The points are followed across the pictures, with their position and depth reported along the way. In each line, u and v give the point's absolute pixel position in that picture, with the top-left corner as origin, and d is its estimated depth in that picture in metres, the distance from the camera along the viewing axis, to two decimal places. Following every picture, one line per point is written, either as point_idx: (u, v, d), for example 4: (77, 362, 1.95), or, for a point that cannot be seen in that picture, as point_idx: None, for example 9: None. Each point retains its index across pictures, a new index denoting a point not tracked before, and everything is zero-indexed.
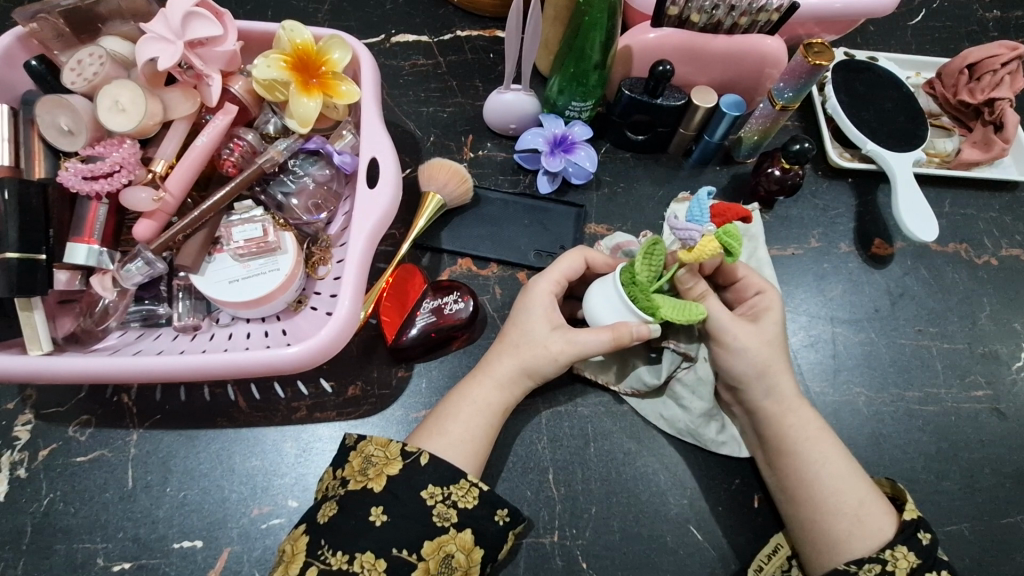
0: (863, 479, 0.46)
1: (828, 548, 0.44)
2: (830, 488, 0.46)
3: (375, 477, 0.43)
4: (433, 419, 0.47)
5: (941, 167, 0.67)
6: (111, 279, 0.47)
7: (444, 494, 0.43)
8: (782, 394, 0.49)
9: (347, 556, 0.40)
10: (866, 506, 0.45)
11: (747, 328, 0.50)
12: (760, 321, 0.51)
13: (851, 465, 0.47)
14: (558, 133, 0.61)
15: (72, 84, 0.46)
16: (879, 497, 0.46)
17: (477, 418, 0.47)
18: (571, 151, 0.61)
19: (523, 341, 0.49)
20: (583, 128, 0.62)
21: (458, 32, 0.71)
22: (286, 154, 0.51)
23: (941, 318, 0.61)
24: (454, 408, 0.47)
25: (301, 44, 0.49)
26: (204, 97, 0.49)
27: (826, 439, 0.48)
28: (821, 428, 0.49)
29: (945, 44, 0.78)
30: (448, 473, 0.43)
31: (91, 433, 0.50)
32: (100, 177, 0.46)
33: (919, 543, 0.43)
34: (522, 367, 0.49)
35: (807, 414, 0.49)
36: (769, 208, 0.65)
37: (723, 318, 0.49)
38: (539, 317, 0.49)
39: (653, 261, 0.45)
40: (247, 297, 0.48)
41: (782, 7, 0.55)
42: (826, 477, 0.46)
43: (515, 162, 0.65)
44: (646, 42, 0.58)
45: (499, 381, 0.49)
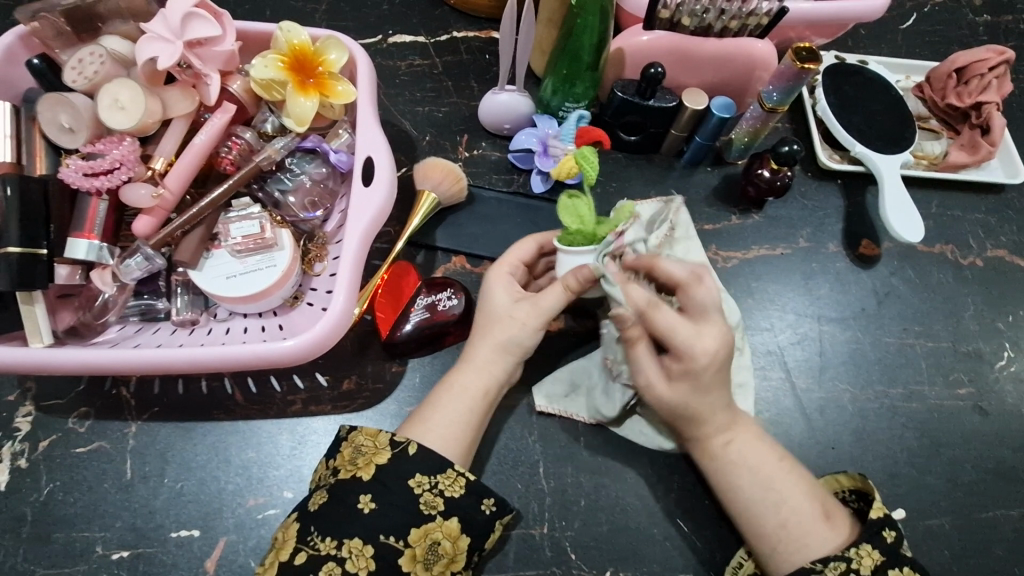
0: (793, 499, 0.46)
1: (767, 560, 0.46)
2: (755, 510, 0.46)
3: (364, 466, 0.44)
4: (421, 411, 0.49)
5: (929, 169, 0.68)
6: (111, 274, 0.48)
7: (431, 483, 0.44)
8: (697, 438, 0.49)
9: (336, 542, 0.41)
10: (787, 527, 0.45)
11: (658, 390, 0.48)
12: (672, 380, 0.48)
13: (777, 489, 0.46)
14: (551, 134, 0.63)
15: (74, 82, 0.47)
16: (813, 514, 0.45)
17: (466, 406, 0.48)
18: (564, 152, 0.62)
19: (493, 318, 0.51)
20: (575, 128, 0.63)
21: (454, 33, 0.72)
22: (283, 152, 0.52)
23: (927, 318, 0.62)
24: (438, 400, 0.49)
25: (297, 44, 0.50)
26: (202, 96, 0.50)
27: (747, 464, 0.47)
28: (738, 457, 0.47)
29: (935, 48, 0.80)
30: (436, 464, 0.44)
31: (90, 424, 0.51)
32: (100, 174, 0.46)
33: (883, 540, 0.44)
34: (496, 343, 0.50)
35: (719, 445, 0.48)
36: (757, 211, 0.66)
37: (640, 378, 0.49)
38: (502, 293, 0.51)
39: (575, 209, 0.49)
40: (244, 292, 0.50)
41: (772, 11, 0.56)
42: (745, 498, 0.47)
43: (509, 161, 0.66)
44: (639, 44, 0.59)
45: (483, 371, 0.50)
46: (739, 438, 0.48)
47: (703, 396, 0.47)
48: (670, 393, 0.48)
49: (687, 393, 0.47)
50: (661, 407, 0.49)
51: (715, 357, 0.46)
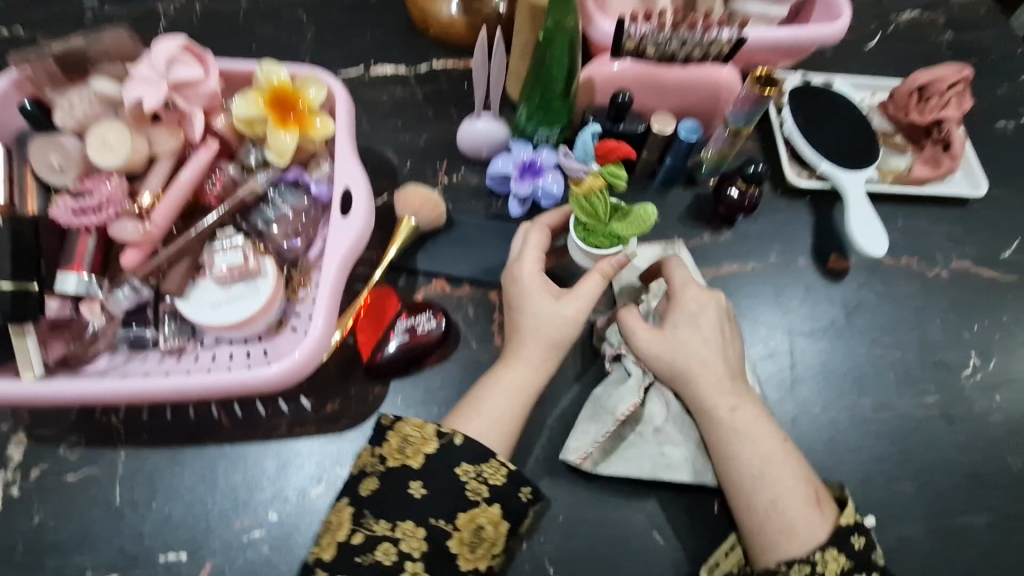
0: (791, 478, 0.49)
1: (757, 540, 0.49)
2: (753, 484, 0.50)
3: (412, 456, 0.48)
4: (467, 404, 0.52)
5: (895, 183, 0.71)
6: (99, 306, 0.50)
7: (476, 471, 0.48)
8: (698, 390, 0.53)
9: (390, 524, 0.46)
10: (781, 502, 0.48)
11: (649, 338, 0.54)
12: (668, 324, 0.55)
13: (774, 463, 0.50)
14: (527, 158, 0.65)
15: (63, 123, 0.50)
16: (805, 494, 0.49)
17: (513, 401, 0.52)
18: (539, 175, 0.65)
19: (537, 321, 0.54)
20: (550, 153, 0.66)
21: (434, 62, 0.76)
22: (266, 184, 0.55)
23: (896, 329, 0.64)
24: (488, 395, 0.52)
25: (276, 82, 0.52)
26: (188, 134, 0.52)
27: (749, 434, 0.51)
28: (739, 423, 0.52)
29: (899, 66, 0.83)
30: (479, 453, 0.48)
31: (81, 452, 0.52)
32: (89, 212, 0.49)
33: (850, 547, 0.47)
34: (547, 344, 0.54)
35: (724, 411, 0.52)
36: (730, 227, 0.68)
37: (632, 325, 0.55)
38: (540, 294, 0.54)
39: (589, 208, 0.56)
40: (228, 320, 0.51)
41: (732, 40, 0.59)
42: (747, 476, 0.50)
43: (488, 187, 0.68)
44: (608, 73, 0.62)
45: (533, 360, 0.54)
46: (744, 406, 0.53)
47: (699, 328, 0.55)
48: (662, 336, 0.55)
49: (686, 329, 0.55)
50: (655, 355, 0.54)
51: (707, 299, 0.56)
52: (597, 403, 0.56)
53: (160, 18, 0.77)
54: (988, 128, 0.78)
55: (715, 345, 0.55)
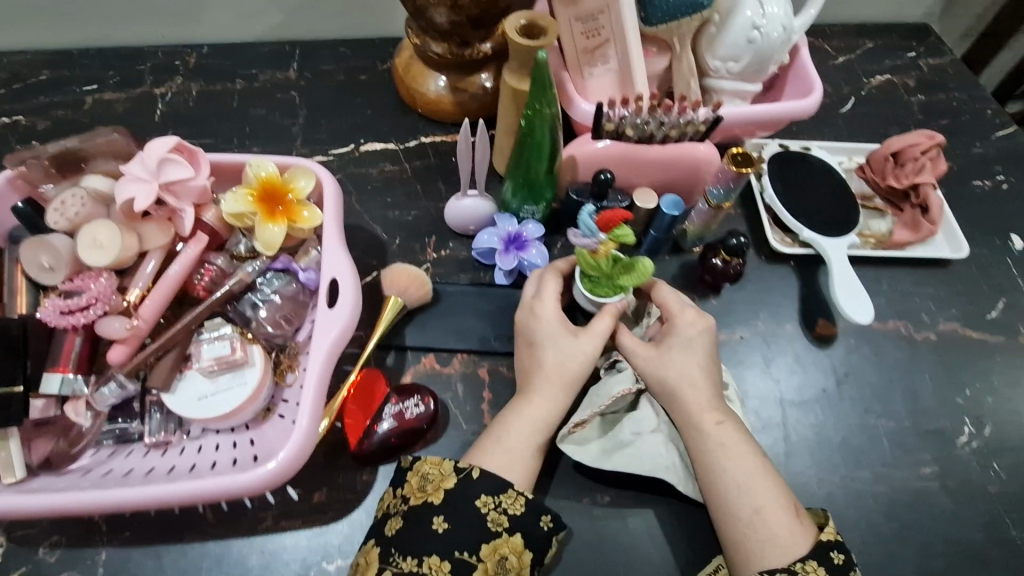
0: (770, 491, 0.50)
1: (737, 552, 0.49)
2: (738, 504, 0.50)
3: (433, 492, 0.48)
4: (485, 441, 0.53)
5: (877, 247, 0.72)
6: (84, 404, 0.50)
7: (495, 502, 0.48)
8: (688, 408, 0.54)
9: (416, 560, 0.46)
10: (762, 513, 0.49)
11: (646, 355, 0.57)
12: (661, 346, 0.57)
13: (758, 478, 0.50)
14: (511, 231, 0.67)
15: (55, 224, 0.51)
16: (787, 510, 0.49)
17: (531, 433, 0.53)
18: (524, 248, 0.66)
19: (557, 362, 0.55)
20: (535, 226, 0.68)
21: (422, 138, 0.79)
22: (254, 274, 0.55)
23: (887, 396, 0.64)
24: (505, 425, 0.53)
25: (266, 176, 0.54)
26: (178, 228, 0.53)
27: (732, 448, 0.52)
28: (726, 437, 0.52)
29: (874, 128, 0.86)
30: (498, 484, 0.49)
31: (61, 553, 0.51)
32: (76, 311, 0.49)
33: (831, 561, 0.47)
34: (563, 381, 0.55)
35: (710, 426, 0.53)
36: (716, 295, 0.69)
37: (630, 345, 0.57)
38: (556, 328, 0.56)
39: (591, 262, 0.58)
40: (215, 413, 0.51)
41: (708, 119, 0.61)
42: (728, 487, 0.50)
43: (474, 258, 0.69)
44: (589, 151, 0.63)
45: (552, 396, 0.54)
46: (730, 421, 0.54)
47: (690, 354, 0.56)
48: (658, 354, 0.56)
49: (675, 352, 0.56)
50: (649, 370, 0.56)
51: (699, 326, 0.58)
52: (591, 399, 0.59)
53: (158, 102, 0.80)
54: (965, 187, 0.80)
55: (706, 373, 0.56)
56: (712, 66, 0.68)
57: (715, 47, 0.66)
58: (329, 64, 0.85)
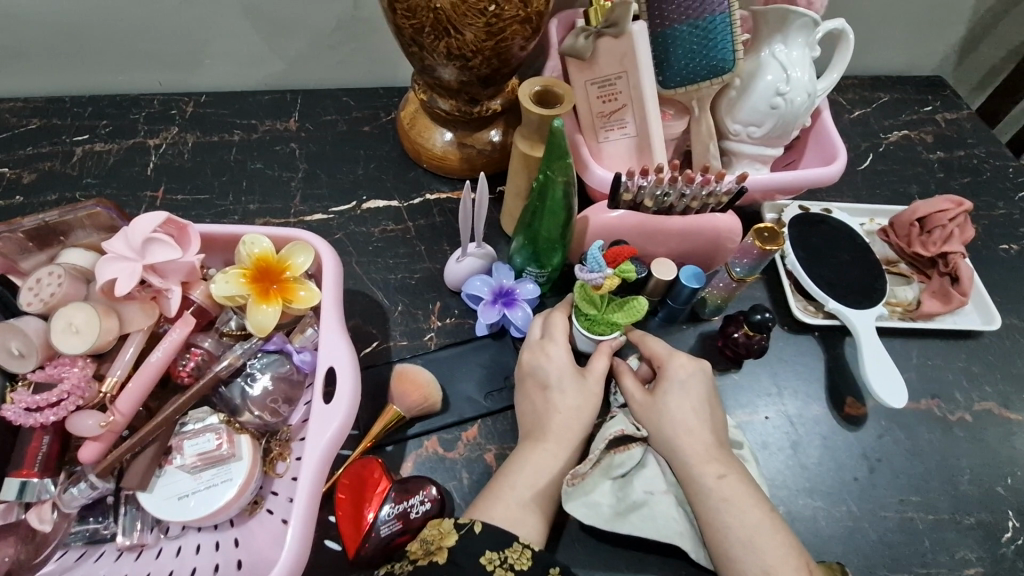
0: (778, 550, 0.47)
1: None
2: (750, 566, 0.47)
3: (437, 551, 0.46)
4: (487, 493, 0.51)
5: (904, 317, 0.69)
6: (50, 507, 0.45)
7: (501, 558, 0.46)
8: (685, 459, 0.52)
9: None
10: (772, 574, 0.46)
11: (641, 401, 0.56)
12: (657, 394, 0.56)
13: (763, 536, 0.48)
14: (504, 285, 0.63)
15: (29, 305, 0.47)
16: (798, 570, 0.46)
17: (533, 478, 0.51)
18: (512, 306, 0.62)
19: (561, 403, 0.55)
20: (531, 286, 0.64)
21: (427, 195, 0.76)
22: (244, 357, 0.51)
23: (923, 485, 0.59)
24: (507, 472, 0.52)
25: (259, 254, 0.50)
26: (163, 309, 0.49)
27: (733, 502, 0.49)
28: (727, 492, 0.50)
29: (894, 187, 0.83)
30: (502, 539, 0.47)
31: None
32: (45, 407, 0.44)
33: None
34: (564, 423, 0.54)
35: (712, 479, 0.51)
36: (737, 370, 0.65)
37: (631, 389, 0.57)
38: (556, 367, 0.56)
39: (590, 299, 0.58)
40: (197, 516, 0.46)
41: (731, 190, 0.58)
42: (731, 545, 0.48)
43: (464, 301, 0.66)
44: (606, 221, 0.60)
45: (562, 441, 0.53)
46: (731, 473, 0.51)
47: (687, 402, 0.55)
48: (652, 400, 0.56)
49: (670, 399, 0.55)
50: (645, 418, 0.55)
51: (696, 371, 0.57)
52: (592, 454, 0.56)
53: (151, 154, 0.77)
54: (991, 251, 0.77)
55: (705, 423, 0.54)
56: (732, 130, 0.65)
57: (735, 110, 0.64)
58: (331, 115, 0.82)
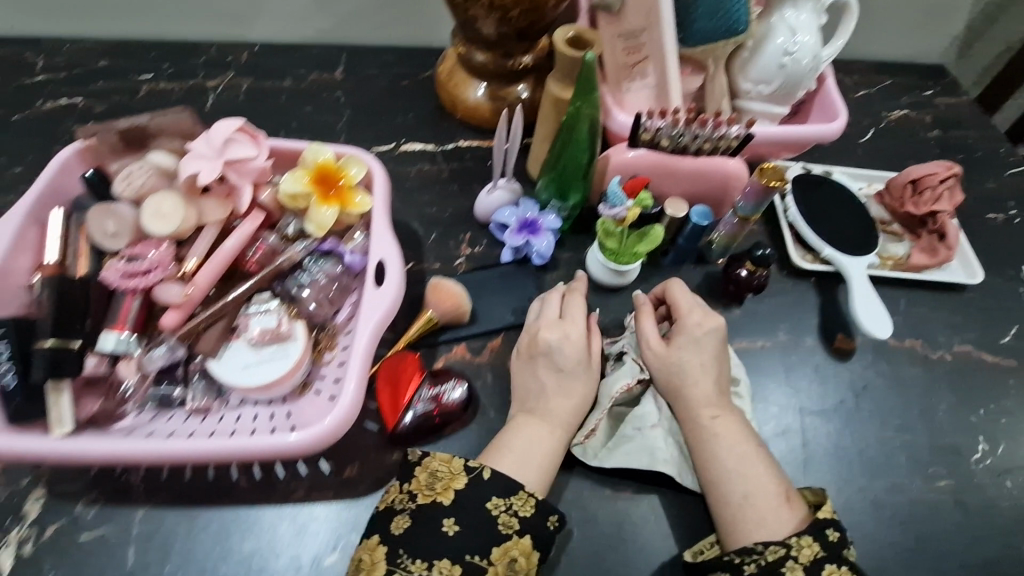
0: (761, 479, 0.53)
1: (727, 531, 0.52)
2: (731, 483, 0.53)
3: (442, 492, 0.51)
4: (494, 445, 0.55)
5: (894, 269, 0.74)
6: (135, 364, 0.52)
7: (506, 504, 0.50)
8: (691, 402, 0.57)
9: (426, 563, 0.47)
10: (751, 498, 0.52)
11: (655, 348, 0.59)
12: (671, 344, 0.60)
13: (750, 466, 0.54)
14: (530, 216, 0.70)
15: (122, 191, 0.54)
16: (776, 495, 0.52)
17: (532, 444, 0.54)
18: (535, 234, 0.69)
19: (561, 379, 0.58)
20: (554, 218, 0.70)
21: (460, 142, 0.82)
22: (303, 253, 0.58)
23: (903, 411, 0.65)
24: (512, 435, 0.55)
25: (323, 161, 0.57)
26: (236, 205, 0.56)
27: (728, 439, 0.55)
28: (722, 430, 0.56)
29: (892, 159, 0.90)
30: (509, 487, 0.51)
31: (98, 510, 0.52)
32: (137, 275, 0.52)
33: (826, 537, 0.50)
34: (561, 399, 0.57)
35: (707, 419, 0.56)
36: (738, 306, 0.71)
37: (646, 334, 0.60)
38: (562, 344, 0.58)
39: (610, 234, 0.65)
40: (258, 383, 0.53)
41: (740, 136, 0.64)
42: (720, 471, 0.54)
43: (491, 232, 0.73)
44: (625, 159, 0.66)
45: (558, 421, 0.56)
46: (725, 417, 0.57)
47: (698, 356, 0.59)
48: (667, 350, 0.59)
49: (682, 352, 0.59)
50: (658, 362, 0.59)
51: (710, 328, 0.60)
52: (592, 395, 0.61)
53: (209, 95, 0.83)
54: (980, 218, 0.83)
55: (713, 373, 0.59)
56: (744, 88, 0.72)
57: (747, 69, 0.70)
58: (373, 69, 0.89)
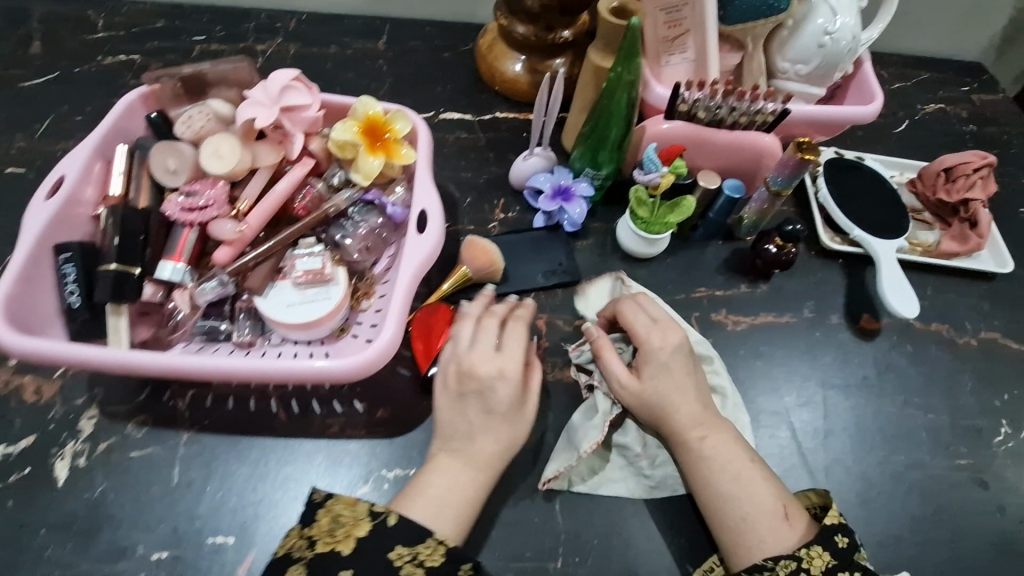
0: (759, 494, 0.52)
1: (732, 552, 0.51)
2: (728, 504, 0.52)
3: (343, 539, 0.48)
4: (410, 487, 0.52)
5: (924, 255, 0.74)
6: (189, 295, 0.55)
7: (412, 554, 0.47)
8: (677, 427, 0.56)
9: None
10: (750, 519, 0.51)
11: (626, 382, 0.57)
12: (642, 374, 0.58)
13: (745, 482, 0.53)
14: (563, 184, 0.72)
15: (183, 133, 0.57)
16: (775, 510, 0.52)
17: (449, 487, 0.51)
18: (568, 201, 0.71)
19: (487, 417, 0.54)
20: (587, 186, 0.72)
21: (497, 113, 0.84)
22: (348, 203, 0.60)
23: (925, 391, 0.66)
24: (429, 476, 0.52)
25: (372, 114, 0.59)
26: (287, 151, 0.59)
27: (719, 458, 0.54)
28: (711, 450, 0.54)
29: (925, 151, 0.90)
30: (418, 535, 0.48)
31: (147, 431, 0.54)
32: (195, 210, 0.55)
33: (836, 544, 0.51)
34: (483, 439, 0.53)
35: (695, 440, 0.55)
36: (765, 282, 0.72)
37: (614, 369, 0.58)
38: (494, 378, 0.54)
39: (643, 203, 0.67)
40: (301, 321, 0.55)
41: (776, 111, 0.65)
42: (715, 494, 0.53)
43: (525, 199, 0.75)
44: (660, 131, 0.68)
45: (483, 462, 0.52)
46: (712, 435, 0.55)
47: (670, 380, 0.57)
48: (639, 378, 0.57)
49: (653, 379, 0.57)
50: (631, 396, 0.57)
51: (675, 347, 0.59)
52: (569, 436, 0.58)
53: (258, 58, 0.86)
54: (1013, 212, 0.83)
55: (690, 392, 0.57)
56: (781, 67, 0.73)
57: (786, 49, 0.71)
58: (415, 40, 0.91)
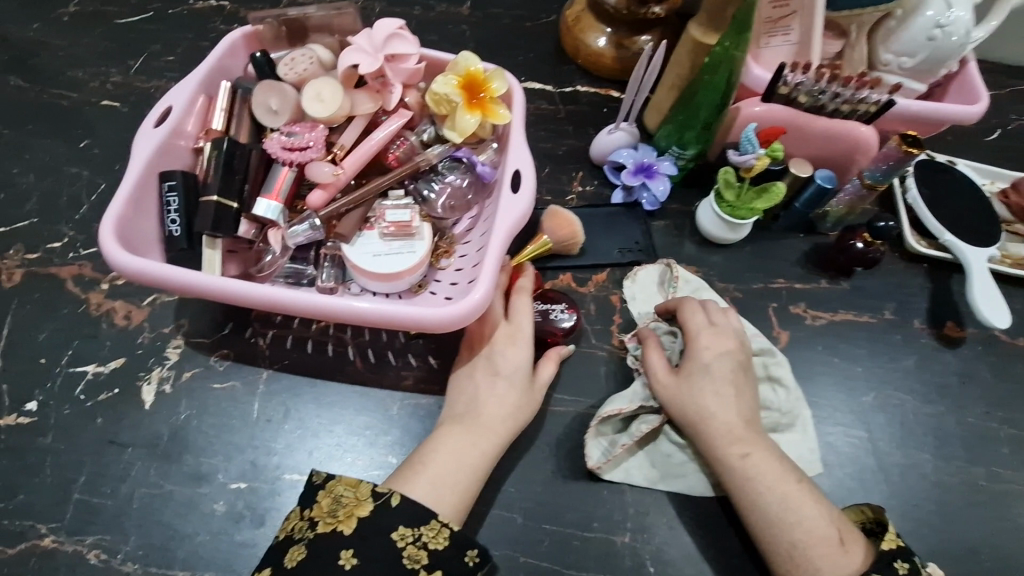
0: (810, 520, 0.49)
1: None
2: (784, 522, 0.49)
3: (344, 520, 0.46)
4: (410, 464, 0.50)
5: (1013, 268, 0.72)
6: (281, 235, 0.55)
7: (415, 535, 0.46)
8: (714, 442, 0.53)
9: None
10: (800, 548, 0.48)
11: (665, 384, 0.56)
12: (682, 377, 0.56)
13: (794, 506, 0.50)
14: (646, 161, 0.70)
15: (285, 75, 0.57)
16: (830, 537, 0.48)
17: (453, 458, 0.50)
18: (651, 178, 0.70)
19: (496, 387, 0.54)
20: (670, 165, 0.70)
21: (577, 87, 0.83)
22: (439, 158, 0.60)
23: (1009, 404, 0.64)
24: (432, 449, 0.51)
25: (473, 70, 0.58)
26: (385, 102, 0.58)
27: (763, 478, 0.51)
28: (752, 470, 0.51)
29: (1017, 162, 0.86)
30: (420, 516, 0.46)
31: (229, 364, 0.56)
32: (295, 150, 0.55)
33: (894, 570, 0.47)
34: (491, 412, 0.53)
35: (736, 458, 0.52)
36: (846, 278, 0.70)
37: (653, 371, 0.57)
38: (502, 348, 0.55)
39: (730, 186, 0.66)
40: (386, 272, 0.54)
41: (881, 102, 0.62)
42: (759, 517, 0.50)
43: (604, 173, 0.74)
44: (756, 114, 0.65)
45: (487, 431, 0.52)
46: (756, 452, 0.52)
47: (711, 389, 0.55)
48: (677, 383, 0.56)
49: (692, 386, 0.55)
50: (667, 400, 0.56)
51: (720, 354, 0.57)
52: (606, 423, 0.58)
53: None
54: None
55: (733, 404, 0.55)
56: (884, 59, 0.70)
57: (891, 40, 0.68)
58: (499, 7, 0.90)
